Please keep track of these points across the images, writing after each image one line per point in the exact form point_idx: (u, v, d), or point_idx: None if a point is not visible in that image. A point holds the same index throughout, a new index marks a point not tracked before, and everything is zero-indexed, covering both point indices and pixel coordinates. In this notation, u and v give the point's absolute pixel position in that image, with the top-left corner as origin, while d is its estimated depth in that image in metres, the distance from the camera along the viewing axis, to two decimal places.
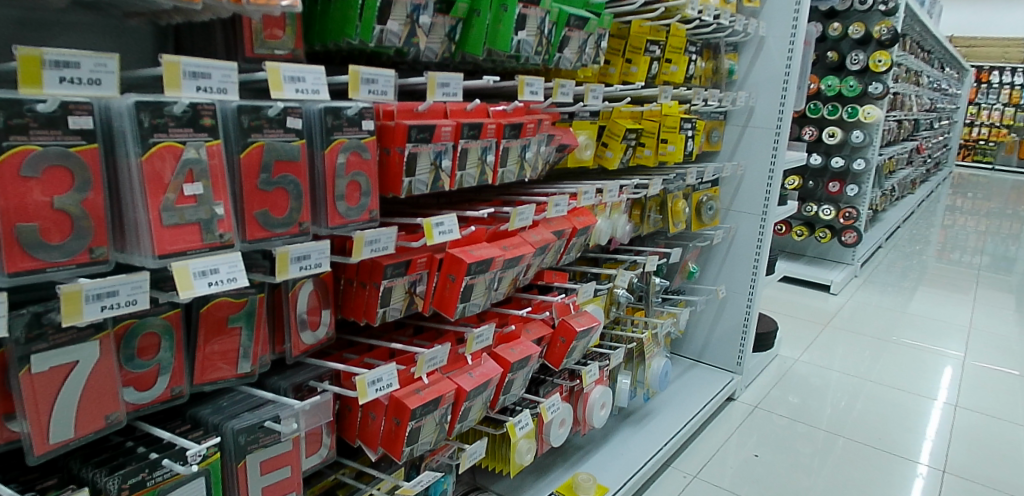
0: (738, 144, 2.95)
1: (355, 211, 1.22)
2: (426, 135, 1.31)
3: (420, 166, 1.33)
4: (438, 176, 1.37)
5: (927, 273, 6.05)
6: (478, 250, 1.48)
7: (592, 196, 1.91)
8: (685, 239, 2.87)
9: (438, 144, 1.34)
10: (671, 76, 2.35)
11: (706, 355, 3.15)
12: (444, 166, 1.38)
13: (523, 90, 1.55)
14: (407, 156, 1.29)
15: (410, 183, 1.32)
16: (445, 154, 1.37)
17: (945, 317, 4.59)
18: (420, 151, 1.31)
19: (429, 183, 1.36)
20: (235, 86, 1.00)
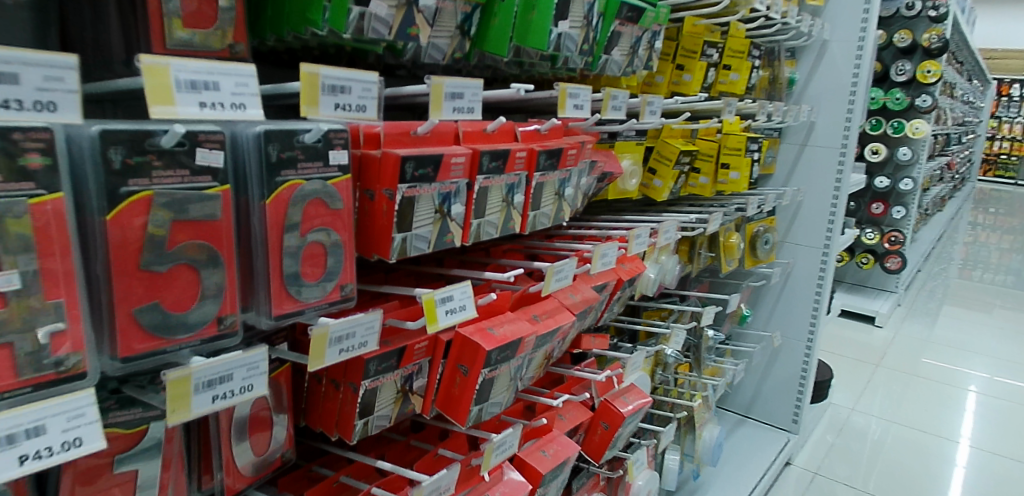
0: (794, 166, 2.44)
1: (317, 287, 0.79)
2: (427, 171, 0.89)
3: (419, 216, 0.90)
4: (446, 227, 0.96)
5: (977, 298, 5.55)
6: (502, 330, 1.05)
7: (644, 239, 1.49)
8: (740, 277, 2.40)
9: (447, 183, 0.93)
10: (730, 86, 1.92)
11: (755, 409, 2.63)
12: (454, 213, 0.96)
13: (565, 101, 1.11)
14: (400, 203, 0.87)
15: (405, 242, 0.90)
16: (455, 197, 0.95)
17: (1011, 352, 4.09)
18: (421, 195, 0.90)
19: (434, 239, 0.94)
20: (73, 98, 0.57)
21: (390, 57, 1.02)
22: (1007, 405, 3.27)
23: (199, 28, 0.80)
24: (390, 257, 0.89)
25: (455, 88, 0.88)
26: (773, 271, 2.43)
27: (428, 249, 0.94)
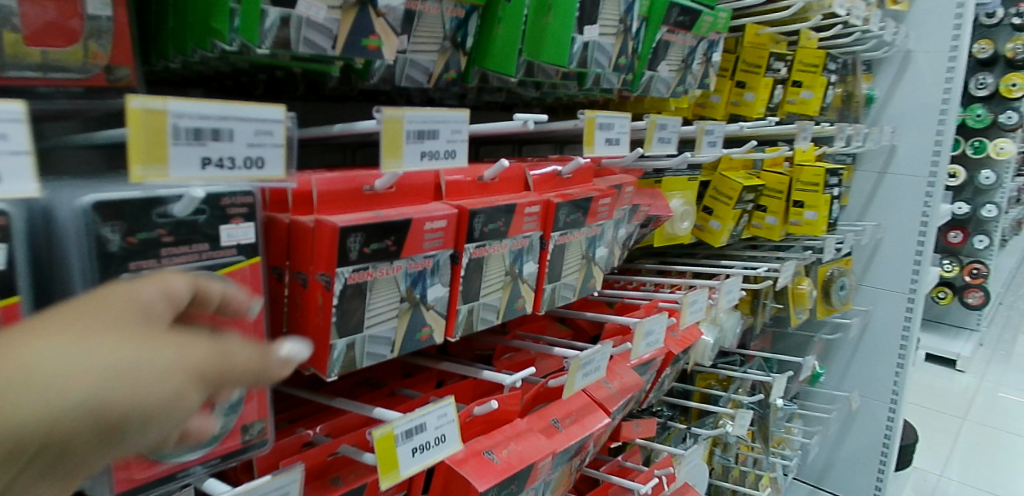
0: (872, 197, 2.02)
1: (195, 439, 0.54)
2: (386, 244, 0.61)
3: (371, 307, 0.62)
4: (418, 318, 0.68)
5: None
6: (504, 456, 0.79)
7: (701, 303, 1.18)
8: (811, 328, 2.06)
9: (419, 260, 0.65)
10: (800, 107, 1.58)
11: (828, 479, 2.25)
12: (430, 298, 0.68)
13: (592, 133, 0.78)
14: (343, 295, 0.59)
15: (352, 347, 0.62)
16: (431, 276, 0.67)
17: None
18: (375, 279, 0.62)
19: (399, 336, 0.66)
20: None
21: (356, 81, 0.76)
22: None
23: (53, 49, 0.53)
24: (330, 371, 0.61)
25: (422, 121, 0.59)
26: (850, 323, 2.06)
27: (393, 353, 0.67)
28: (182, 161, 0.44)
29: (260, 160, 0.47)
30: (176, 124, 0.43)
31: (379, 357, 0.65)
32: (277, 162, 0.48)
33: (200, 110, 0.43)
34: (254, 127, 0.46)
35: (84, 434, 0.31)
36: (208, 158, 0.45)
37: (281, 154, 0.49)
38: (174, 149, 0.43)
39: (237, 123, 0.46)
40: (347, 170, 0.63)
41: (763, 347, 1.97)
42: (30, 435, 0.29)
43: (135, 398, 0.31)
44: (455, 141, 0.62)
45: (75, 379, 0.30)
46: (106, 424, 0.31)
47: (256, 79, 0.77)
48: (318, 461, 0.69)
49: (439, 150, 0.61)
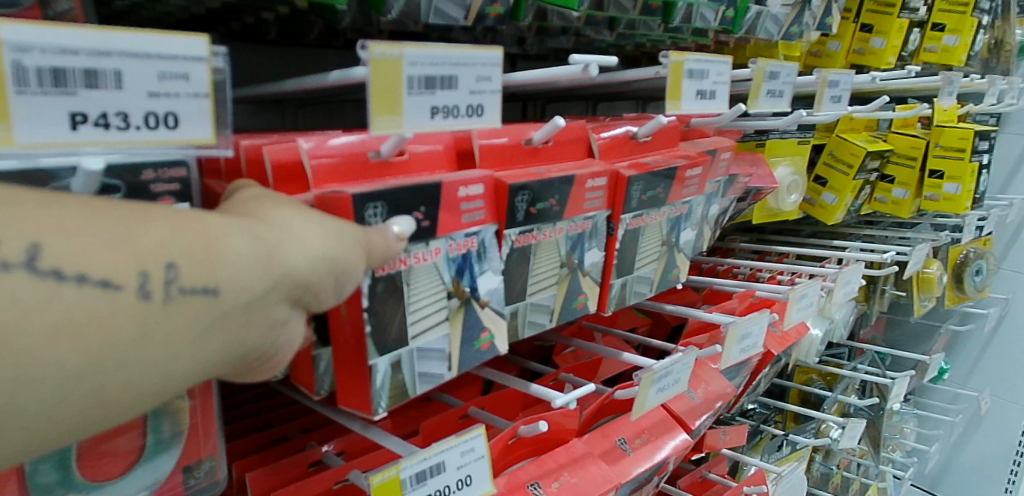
0: (1020, 166, 1.70)
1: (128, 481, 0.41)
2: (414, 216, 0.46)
3: (412, 309, 0.47)
4: (473, 321, 0.52)
5: None
6: (555, 491, 0.61)
7: (812, 296, 0.97)
8: (934, 318, 1.79)
9: (459, 240, 0.50)
10: (942, 55, 1.30)
11: (942, 485, 1.99)
12: (483, 293, 0.52)
13: (679, 81, 0.59)
14: (374, 293, 0.44)
15: (399, 368, 0.47)
16: (480, 259, 0.51)
17: None
18: (411, 270, 0.47)
19: (457, 348, 0.51)
20: None
21: (375, 20, 0.59)
22: None
23: None
24: (377, 406, 0.46)
25: (432, 63, 0.42)
26: (984, 313, 1.76)
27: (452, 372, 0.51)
28: (41, 118, 0.31)
29: (171, 117, 0.34)
30: (17, 62, 0.29)
31: (434, 377, 0.50)
32: (198, 120, 0.35)
33: (59, 42, 0.30)
34: (155, 68, 0.33)
35: (325, 278, 0.36)
36: (80, 114, 0.32)
37: (205, 110, 0.35)
38: (17, 101, 0.30)
39: (126, 62, 0.32)
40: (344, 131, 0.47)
41: (876, 336, 1.71)
42: (293, 279, 0.34)
43: (351, 247, 0.38)
44: (480, 93, 0.46)
45: (316, 237, 0.36)
46: (341, 264, 0.37)
47: (264, 18, 0.62)
48: (324, 491, 0.49)
49: (459, 104, 0.44)
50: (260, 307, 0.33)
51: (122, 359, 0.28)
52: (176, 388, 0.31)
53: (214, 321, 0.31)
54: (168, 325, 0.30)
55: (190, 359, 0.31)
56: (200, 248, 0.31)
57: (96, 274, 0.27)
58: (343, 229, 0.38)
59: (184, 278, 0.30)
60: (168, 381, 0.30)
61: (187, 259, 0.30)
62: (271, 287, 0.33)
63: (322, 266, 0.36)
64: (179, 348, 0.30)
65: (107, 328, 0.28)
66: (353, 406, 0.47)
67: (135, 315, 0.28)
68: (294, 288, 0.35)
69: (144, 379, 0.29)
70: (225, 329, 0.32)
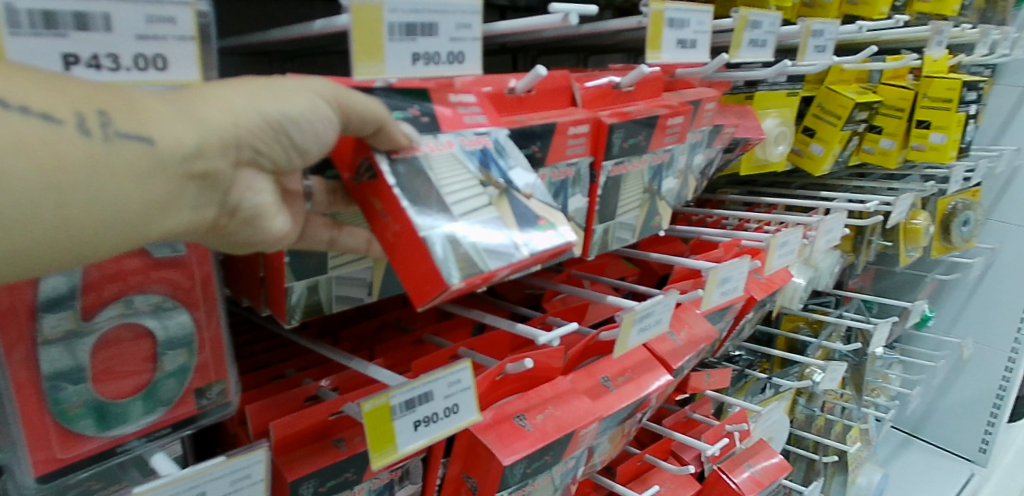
0: (1011, 117, 1.71)
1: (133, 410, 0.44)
2: (408, 112, 0.47)
3: (445, 185, 0.45)
4: (523, 212, 0.48)
5: None
6: (540, 423, 0.63)
7: (795, 242, 1.00)
8: (920, 268, 1.83)
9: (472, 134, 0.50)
10: (934, 7, 1.30)
11: (925, 428, 2.07)
12: (523, 188, 0.49)
13: (660, 31, 0.61)
14: (397, 172, 0.44)
15: (458, 241, 0.43)
16: (502, 158, 0.50)
17: None
18: (427, 157, 0.46)
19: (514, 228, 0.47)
20: None
21: None
22: None
23: None
24: (448, 274, 0.42)
25: (412, 10, 0.44)
26: (970, 264, 1.79)
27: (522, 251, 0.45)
28: (34, 56, 0.33)
29: (159, 59, 0.37)
30: (9, 6, 0.32)
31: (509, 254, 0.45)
32: (185, 61, 0.38)
33: None
34: (143, 12, 0.36)
35: (269, 133, 0.37)
36: (72, 55, 0.34)
37: (190, 54, 0.38)
38: (11, 42, 0.33)
39: (115, 6, 0.35)
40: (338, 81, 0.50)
41: (864, 286, 1.75)
42: (233, 128, 0.35)
43: (298, 106, 0.38)
44: (460, 40, 0.48)
45: (256, 93, 0.37)
46: (286, 115, 0.37)
47: None
48: (319, 422, 0.51)
49: (440, 51, 0.46)
50: (203, 153, 0.34)
51: (64, 190, 0.30)
52: (131, 223, 0.33)
53: (158, 164, 0.33)
54: (114, 163, 0.32)
55: (135, 197, 0.33)
56: (128, 99, 0.33)
57: (37, 107, 0.30)
58: (293, 87, 0.38)
59: (116, 123, 0.32)
60: (120, 216, 0.32)
61: (116, 106, 0.32)
62: (210, 135, 0.35)
63: (262, 125, 0.37)
64: (127, 186, 0.32)
65: (53, 157, 0.30)
66: (432, 290, 0.42)
67: (76, 147, 0.31)
68: (237, 137, 0.36)
69: (95, 209, 0.32)
70: (165, 177, 0.33)
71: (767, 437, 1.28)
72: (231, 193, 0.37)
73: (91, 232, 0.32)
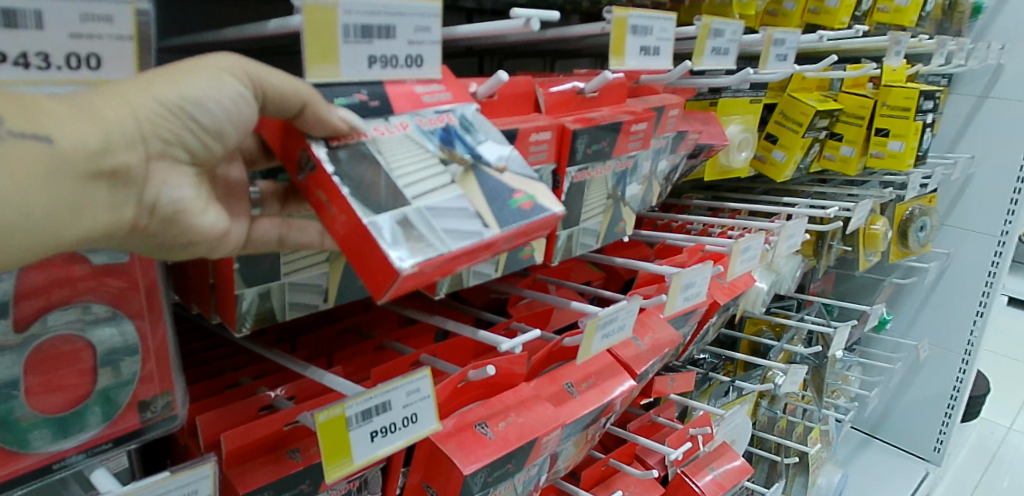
0: (967, 125, 1.75)
1: (72, 424, 0.43)
2: (355, 97, 0.46)
3: (398, 170, 0.44)
4: (491, 188, 0.46)
5: None
6: (501, 430, 0.62)
7: (758, 248, 1.01)
8: (880, 272, 1.86)
9: (430, 113, 0.48)
10: (893, 17, 1.33)
11: (884, 428, 2.12)
12: (493, 162, 0.47)
13: (623, 38, 0.61)
14: (337, 159, 0.42)
15: (412, 227, 0.42)
16: (469, 132, 0.48)
17: None
18: (378, 142, 0.45)
19: (482, 205, 0.45)
20: None
21: None
22: None
23: None
24: (397, 259, 0.39)
25: (369, 12, 0.44)
26: (926, 268, 1.84)
27: (492, 229, 0.44)
28: None
29: (93, 58, 0.37)
30: None
31: (473, 234, 0.43)
32: (120, 62, 0.38)
33: None
34: (78, 11, 0.36)
35: (179, 119, 0.37)
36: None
37: (128, 53, 0.38)
38: None
39: (47, 4, 0.35)
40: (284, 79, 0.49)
41: (825, 289, 1.78)
42: (137, 121, 0.36)
43: (206, 88, 0.38)
44: (419, 43, 0.48)
45: (158, 79, 0.37)
46: (194, 98, 0.37)
47: None
48: (274, 433, 0.50)
49: (397, 55, 0.46)
50: (110, 145, 0.35)
51: None
52: (46, 228, 0.34)
53: (62, 163, 0.33)
54: (14, 164, 0.32)
55: (47, 201, 0.33)
56: (21, 100, 0.33)
57: None
58: (199, 67, 0.38)
59: (12, 124, 0.32)
60: (31, 220, 0.33)
61: (8, 109, 0.32)
62: (113, 128, 0.35)
63: (172, 114, 0.37)
64: (31, 187, 0.33)
65: None
66: (385, 280, 0.40)
67: None
68: (144, 128, 0.36)
69: (2, 216, 0.32)
70: (73, 177, 0.34)
71: (731, 440, 1.29)
72: (150, 188, 0.37)
73: (7, 238, 0.33)
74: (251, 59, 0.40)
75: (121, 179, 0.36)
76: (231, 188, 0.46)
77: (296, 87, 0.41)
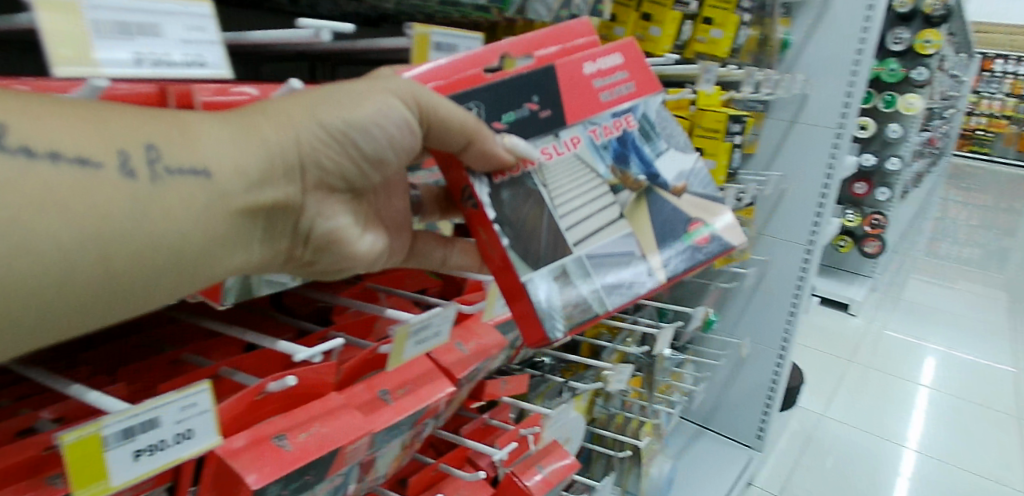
0: (779, 146, 1.92)
1: None
2: (528, 108, 0.68)
3: (565, 215, 0.69)
4: (666, 217, 0.75)
5: (1008, 263, 4.88)
6: (301, 442, 0.62)
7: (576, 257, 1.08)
8: (707, 277, 2.02)
9: (607, 124, 0.73)
10: (709, 49, 1.45)
11: (715, 420, 2.29)
12: (670, 178, 0.76)
13: (424, 53, 0.67)
14: (502, 199, 0.67)
15: (569, 284, 0.68)
16: (647, 141, 0.76)
17: (1003, 329, 3.63)
18: (556, 187, 0.69)
19: (650, 241, 0.74)
20: None
21: None
22: (997, 409, 2.80)
23: None
24: (553, 326, 0.67)
25: (124, 10, 0.46)
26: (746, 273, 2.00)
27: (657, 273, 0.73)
28: None
29: None
30: None
31: (629, 289, 0.71)
32: None
33: None
34: None
35: (323, 146, 0.57)
36: None
37: None
38: None
39: None
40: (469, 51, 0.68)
41: (660, 293, 1.91)
42: (284, 153, 0.55)
43: (364, 119, 0.57)
44: (195, 42, 0.50)
45: (300, 120, 0.55)
46: (334, 131, 0.56)
47: None
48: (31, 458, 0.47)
49: (171, 52, 0.49)
50: (262, 169, 0.54)
51: (133, 219, 0.48)
52: (198, 235, 0.51)
53: (212, 187, 0.51)
54: (165, 189, 0.49)
55: (195, 218, 0.51)
56: (180, 136, 0.50)
57: (73, 155, 0.45)
58: (368, 100, 0.58)
59: (162, 158, 0.49)
60: (189, 231, 0.51)
61: (163, 144, 0.49)
62: (266, 158, 0.54)
63: (328, 140, 0.57)
64: (188, 207, 0.50)
65: (111, 192, 0.47)
66: (536, 335, 0.67)
67: (128, 183, 0.47)
68: (286, 158, 0.55)
69: (165, 227, 0.49)
70: (231, 197, 0.52)
71: (563, 438, 1.36)
72: (300, 205, 0.58)
73: (185, 249, 0.51)
74: (418, 84, 0.60)
75: (269, 193, 0.55)
76: (392, 216, 0.73)
77: (463, 120, 0.62)
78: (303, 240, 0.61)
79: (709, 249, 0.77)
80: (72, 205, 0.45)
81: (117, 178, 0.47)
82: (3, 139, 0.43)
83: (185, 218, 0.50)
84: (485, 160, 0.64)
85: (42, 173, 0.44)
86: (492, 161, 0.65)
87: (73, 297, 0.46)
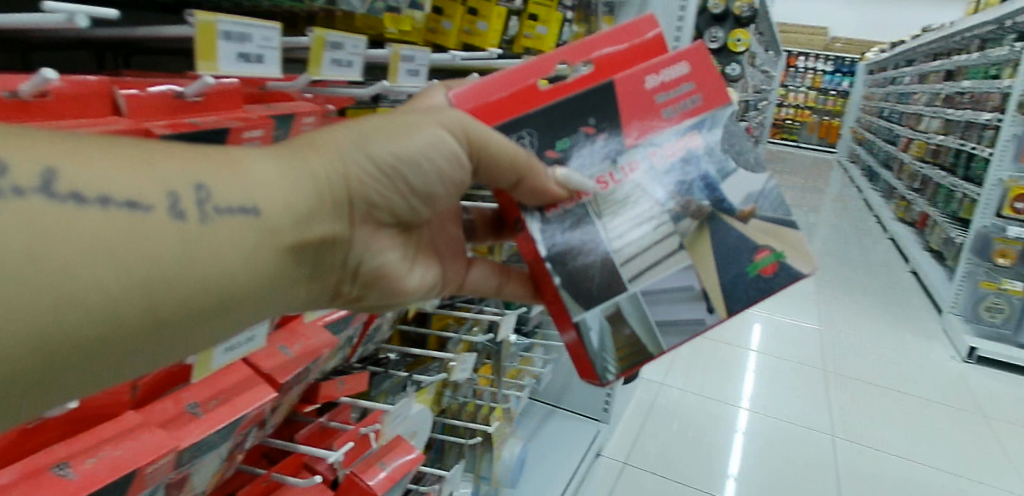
0: None
1: None
2: (584, 131, 0.79)
3: (622, 253, 0.82)
4: (732, 245, 0.83)
5: (814, 237, 5.44)
6: (88, 467, 0.57)
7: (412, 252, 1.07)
8: None
9: (668, 145, 0.82)
10: (536, 43, 1.52)
11: (565, 399, 2.38)
12: (734, 203, 0.83)
13: (212, 42, 0.61)
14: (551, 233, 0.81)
15: (622, 323, 0.83)
16: (711, 164, 0.83)
17: (811, 294, 4.05)
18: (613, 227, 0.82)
19: (709, 271, 0.83)
20: None
21: None
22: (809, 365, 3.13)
23: None
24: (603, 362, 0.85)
25: None
26: None
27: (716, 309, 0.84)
28: None
29: None
30: None
31: (687, 322, 0.85)
32: None
33: None
34: None
35: (369, 182, 0.65)
36: None
37: None
38: None
39: None
40: (527, 66, 0.81)
41: None
42: (333, 189, 0.62)
43: (411, 158, 0.66)
44: None
45: (349, 159, 0.63)
46: (382, 167, 0.65)
47: None
48: None
49: None
50: (314, 205, 0.61)
51: (186, 257, 0.54)
52: (247, 271, 0.58)
53: (261, 223, 0.58)
54: (214, 228, 0.55)
55: (242, 255, 0.58)
56: (232, 179, 0.57)
57: (122, 198, 0.51)
58: (417, 135, 0.66)
59: (212, 199, 0.55)
60: (239, 266, 0.58)
61: (213, 186, 0.56)
62: (317, 195, 0.61)
63: (376, 178, 0.65)
64: (238, 244, 0.57)
65: (159, 234, 0.52)
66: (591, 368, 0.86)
67: (177, 225, 0.53)
68: (334, 194, 0.63)
69: (213, 265, 0.56)
70: (278, 231, 0.59)
71: (409, 433, 1.35)
72: (348, 236, 0.66)
73: (236, 283, 0.57)
74: (468, 119, 0.70)
75: (321, 226, 0.62)
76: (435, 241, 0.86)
77: (516, 154, 0.73)
78: (352, 268, 0.69)
79: (777, 279, 0.84)
80: (132, 249, 0.51)
81: (165, 218, 0.53)
82: (58, 183, 0.49)
83: (236, 255, 0.57)
84: (537, 189, 0.76)
85: (88, 216, 0.49)
86: (543, 194, 0.77)
87: (126, 335, 0.52)
